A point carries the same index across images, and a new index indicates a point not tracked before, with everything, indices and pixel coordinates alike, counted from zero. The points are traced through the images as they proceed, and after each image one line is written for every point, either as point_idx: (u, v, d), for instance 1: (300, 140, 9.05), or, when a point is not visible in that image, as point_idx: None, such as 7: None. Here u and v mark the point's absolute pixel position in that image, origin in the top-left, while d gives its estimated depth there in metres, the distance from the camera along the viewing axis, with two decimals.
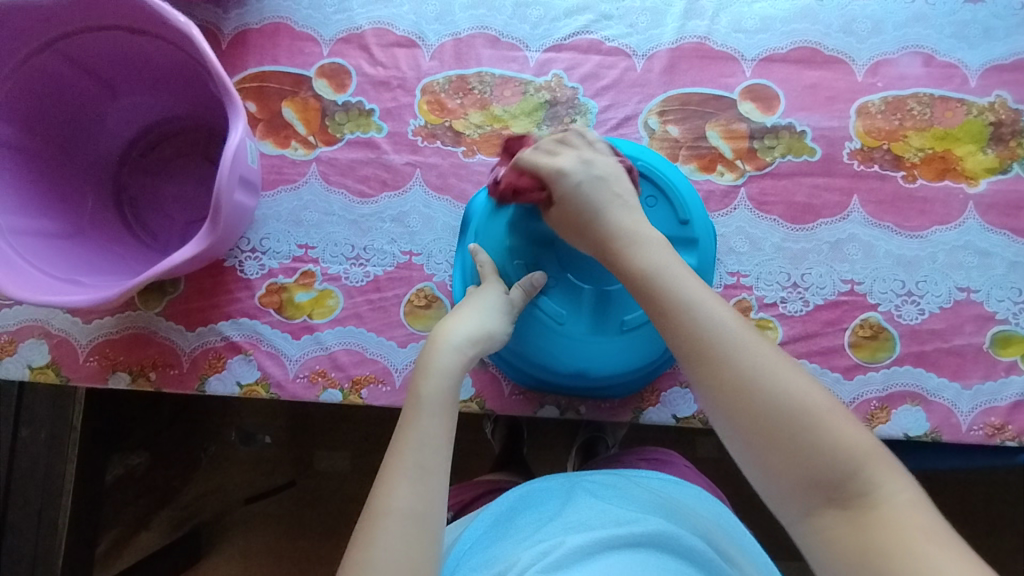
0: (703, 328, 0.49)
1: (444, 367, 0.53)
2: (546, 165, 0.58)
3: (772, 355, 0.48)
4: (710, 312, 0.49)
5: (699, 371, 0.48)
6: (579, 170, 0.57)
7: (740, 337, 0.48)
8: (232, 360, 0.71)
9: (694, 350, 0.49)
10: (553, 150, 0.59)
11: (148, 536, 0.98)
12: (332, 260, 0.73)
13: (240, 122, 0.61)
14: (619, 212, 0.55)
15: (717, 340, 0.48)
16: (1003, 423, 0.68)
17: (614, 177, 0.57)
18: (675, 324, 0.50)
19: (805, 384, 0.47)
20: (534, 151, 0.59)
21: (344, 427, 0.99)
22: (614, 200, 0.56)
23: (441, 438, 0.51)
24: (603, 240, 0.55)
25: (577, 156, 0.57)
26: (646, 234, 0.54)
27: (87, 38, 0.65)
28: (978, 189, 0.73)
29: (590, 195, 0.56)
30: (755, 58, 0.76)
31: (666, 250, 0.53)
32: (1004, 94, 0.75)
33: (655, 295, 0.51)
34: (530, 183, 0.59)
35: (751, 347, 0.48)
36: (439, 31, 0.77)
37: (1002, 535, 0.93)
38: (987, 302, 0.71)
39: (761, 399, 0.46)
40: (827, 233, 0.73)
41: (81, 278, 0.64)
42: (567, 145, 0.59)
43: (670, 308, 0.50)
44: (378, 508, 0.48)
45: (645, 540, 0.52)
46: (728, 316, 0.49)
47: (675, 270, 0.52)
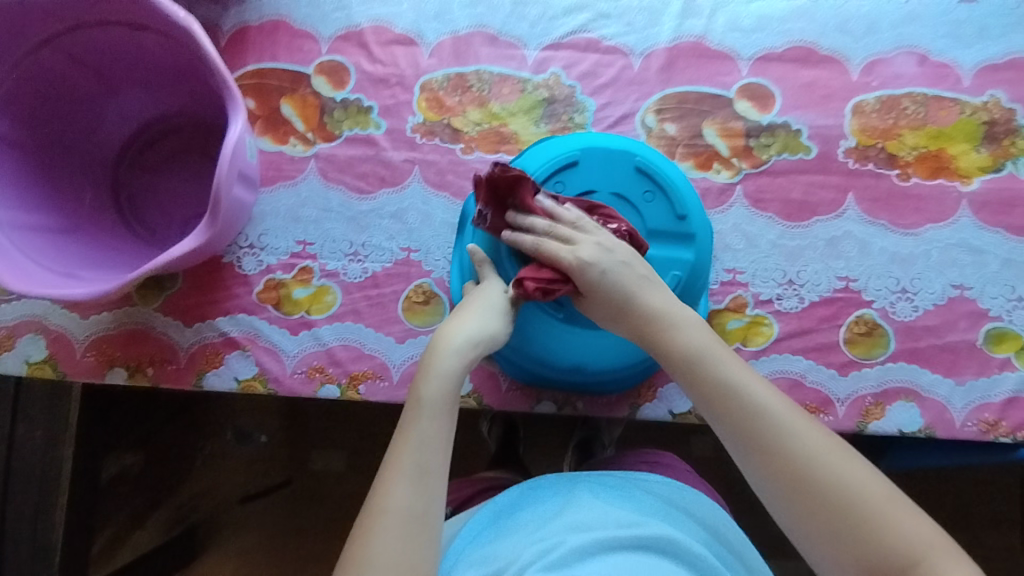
0: (752, 417, 0.51)
1: (445, 370, 0.53)
2: (571, 257, 0.56)
3: (818, 440, 0.50)
4: (756, 398, 0.51)
5: (751, 458, 0.50)
6: (601, 258, 0.56)
7: (788, 424, 0.50)
8: (230, 356, 0.71)
9: (743, 437, 0.51)
10: (569, 239, 0.57)
11: (142, 536, 0.97)
12: (331, 256, 0.73)
13: (239, 117, 0.61)
14: (658, 296, 0.56)
15: (766, 429, 0.50)
16: (997, 419, 0.69)
17: (641, 262, 0.57)
18: (723, 411, 0.52)
19: (853, 469, 0.48)
20: (551, 243, 0.57)
21: (340, 426, 0.99)
22: (647, 282, 0.57)
23: (441, 440, 0.51)
24: (647, 327, 0.56)
25: (596, 244, 0.57)
26: (684, 315, 0.56)
27: (88, 33, 0.65)
28: (972, 187, 0.74)
29: (622, 285, 0.56)
30: (752, 57, 0.76)
31: (707, 333, 0.55)
32: (998, 93, 0.75)
33: (703, 379, 0.53)
34: (552, 278, 0.57)
35: (799, 434, 0.50)
36: (438, 29, 0.77)
37: (994, 533, 0.94)
38: (981, 299, 0.72)
39: (813, 487, 0.48)
40: (823, 230, 0.73)
41: (80, 273, 0.64)
42: (580, 231, 0.57)
43: (718, 393, 0.52)
44: (375, 507, 0.48)
45: (648, 543, 0.52)
46: (774, 402, 0.51)
47: (717, 352, 0.54)
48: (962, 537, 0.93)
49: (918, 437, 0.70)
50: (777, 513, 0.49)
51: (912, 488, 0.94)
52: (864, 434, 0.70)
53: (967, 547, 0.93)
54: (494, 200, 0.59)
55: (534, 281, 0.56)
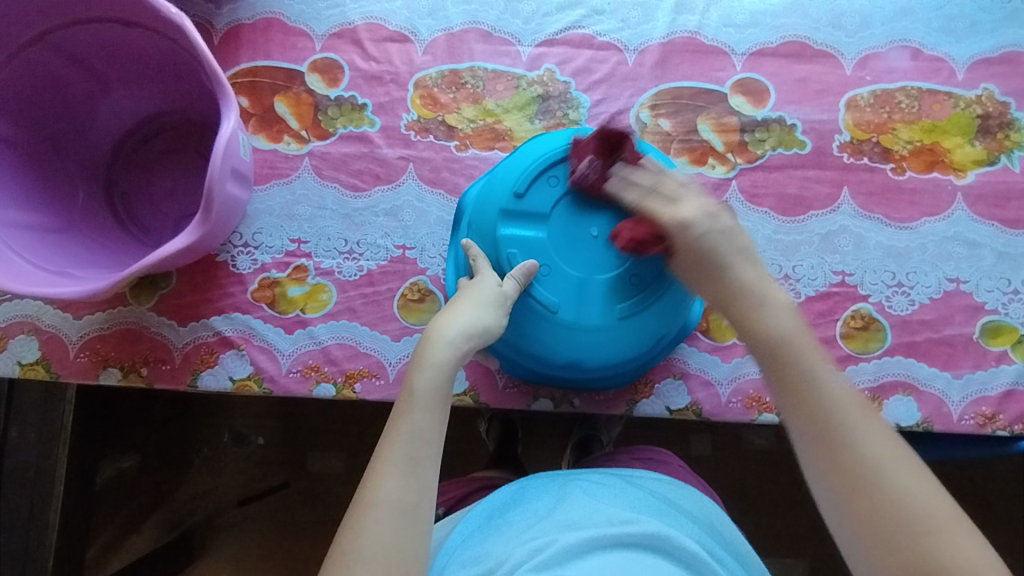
0: (830, 408, 0.46)
1: (438, 362, 0.52)
2: (671, 215, 0.54)
3: (889, 443, 0.45)
4: (832, 384, 0.47)
5: (815, 439, 0.46)
6: (703, 219, 0.53)
7: (859, 418, 0.46)
8: (225, 355, 0.71)
9: (814, 429, 0.46)
10: (673, 198, 0.56)
11: (138, 540, 0.97)
12: (325, 254, 0.73)
13: (231, 112, 0.60)
14: (743, 269, 0.53)
15: (837, 415, 0.46)
16: (994, 412, 0.69)
17: (739, 232, 0.54)
18: (799, 396, 0.47)
19: (925, 484, 0.44)
20: (654, 199, 0.56)
21: (336, 427, 0.99)
22: (736, 252, 0.53)
23: (433, 432, 0.50)
24: (727, 293, 0.53)
25: (702, 205, 0.55)
26: (775, 297, 0.52)
27: (79, 30, 0.65)
28: (967, 181, 0.74)
29: (711, 245, 0.53)
30: (745, 53, 0.77)
31: (794, 314, 0.51)
32: (991, 87, 0.76)
33: (784, 362, 0.49)
34: (651, 233, 0.58)
35: (869, 431, 0.46)
36: (431, 26, 0.77)
37: (994, 528, 0.94)
38: (977, 293, 0.72)
39: (877, 490, 0.43)
40: (818, 225, 0.73)
41: (72, 271, 0.64)
42: (688, 192, 0.56)
43: (798, 376, 0.48)
44: (366, 499, 0.47)
45: (639, 541, 0.51)
46: (848, 392, 0.47)
47: (803, 339, 0.49)
48: None
49: (915, 431, 0.70)
50: (828, 506, 0.45)
51: None
52: None
53: None
54: (604, 153, 0.61)
55: (631, 233, 0.59)
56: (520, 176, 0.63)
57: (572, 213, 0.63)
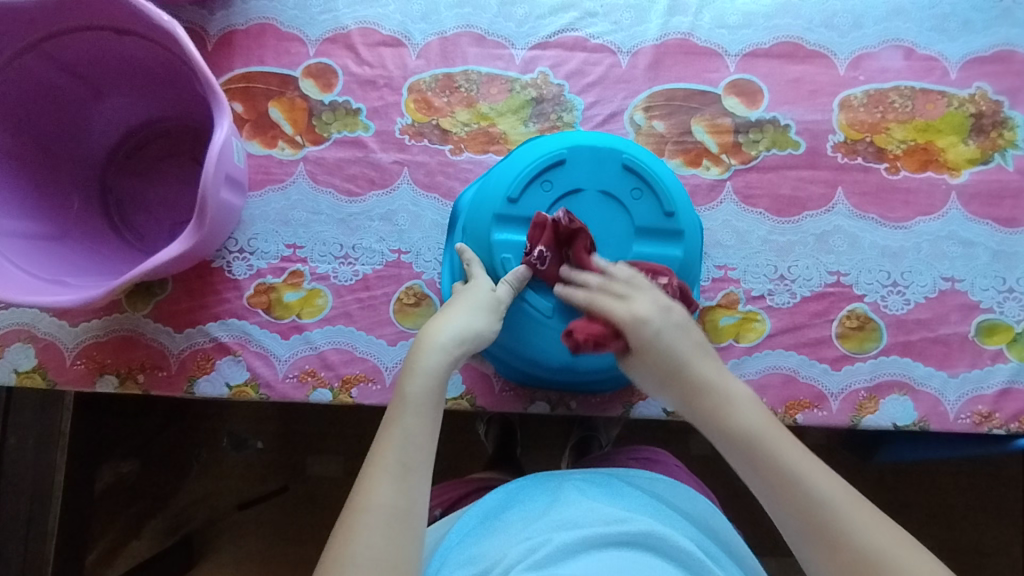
0: (814, 496, 0.48)
1: (429, 368, 0.53)
2: (622, 313, 0.55)
3: (884, 529, 0.47)
4: (815, 477, 0.49)
5: (812, 538, 0.48)
6: (656, 316, 0.55)
7: (849, 508, 0.48)
8: (221, 361, 0.71)
9: (803, 518, 0.48)
10: (623, 294, 0.57)
11: (138, 546, 0.96)
12: (321, 260, 0.73)
13: (225, 120, 0.60)
14: (704, 366, 0.55)
15: (826, 510, 0.48)
16: (991, 411, 0.69)
17: (693, 326, 0.56)
18: (783, 488, 0.49)
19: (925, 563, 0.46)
20: (605, 296, 0.57)
21: (335, 431, 0.99)
22: (694, 350, 0.55)
23: (425, 437, 0.51)
24: (696, 396, 0.54)
25: (653, 300, 0.56)
26: (735, 389, 0.54)
27: (72, 38, 0.65)
28: (961, 179, 0.74)
29: (671, 347, 0.55)
30: (738, 54, 0.77)
31: (759, 408, 0.53)
32: (984, 86, 0.76)
33: (762, 460, 0.51)
34: (604, 331, 0.56)
35: (862, 520, 0.47)
36: (425, 30, 0.77)
37: (993, 525, 0.94)
38: (972, 291, 0.72)
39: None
40: (813, 225, 0.73)
41: (67, 279, 0.64)
42: (636, 288, 0.57)
43: (778, 471, 0.50)
44: (358, 504, 0.47)
45: (634, 541, 0.51)
46: (833, 481, 0.49)
47: (771, 429, 0.52)
48: (958, 531, 0.93)
49: (912, 430, 0.70)
50: None
51: (909, 483, 0.94)
52: (858, 428, 0.70)
53: (964, 540, 0.93)
54: (557, 246, 0.60)
55: (584, 332, 0.56)
56: (513, 180, 0.63)
57: None
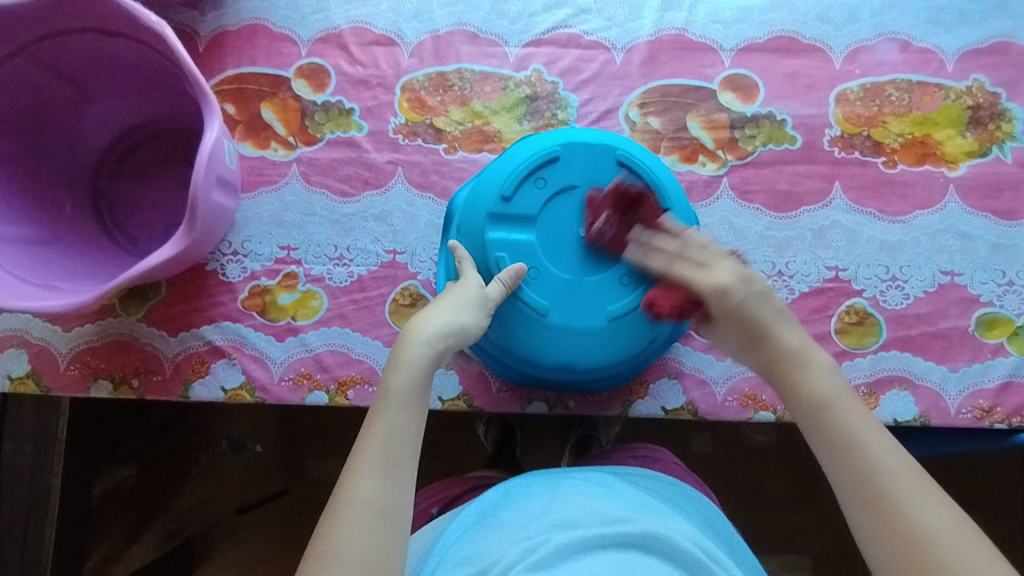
0: (877, 475, 0.47)
1: (412, 362, 0.52)
2: (694, 279, 0.56)
3: (945, 515, 0.45)
4: (880, 450, 0.48)
5: (864, 508, 0.47)
6: (737, 286, 0.55)
7: (911, 487, 0.46)
8: (216, 364, 0.70)
9: (860, 488, 0.47)
10: (701, 263, 0.57)
11: (138, 551, 0.94)
12: (315, 261, 0.73)
13: (215, 120, 0.60)
14: (783, 332, 0.55)
15: (886, 484, 0.46)
16: (992, 405, 0.69)
17: (774, 295, 0.56)
18: (845, 461, 0.48)
19: (980, 556, 0.43)
20: (681, 264, 0.58)
21: (334, 433, 0.98)
22: (774, 316, 0.55)
23: (410, 432, 0.50)
24: (773, 357, 0.55)
25: (734, 269, 0.56)
26: (818, 357, 0.54)
27: (62, 41, 0.64)
28: (958, 172, 0.73)
29: (745, 311, 0.55)
30: (733, 49, 0.76)
31: (841, 379, 0.53)
32: (982, 78, 0.75)
33: (830, 424, 0.50)
34: (683, 300, 0.58)
35: (923, 501, 0.46)
36: (417, 28, 0.77)
37: (997, 520, 0.93)
38: (972, 285, 0.71)
39: (932, 560, 0.43)
40: (810, 220, 0.73)
41: (58, 284, 0.63)
42: (715, 255, 0.57)
43: (844, 444, 0.49)
44: (342, 499, 0.47)
45: (630, 540, 0.50)
46: (900, 458, 0.48)
47: (846, 401, 0.51)
48: None
49: (913, 426, 0.69)
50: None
51: None
52: None
53: None
54: (619, 211, 0.61)
55: (668, 303, 0.59)
56: (506, 179, 0.62)
57: (559, 217, 0.63)
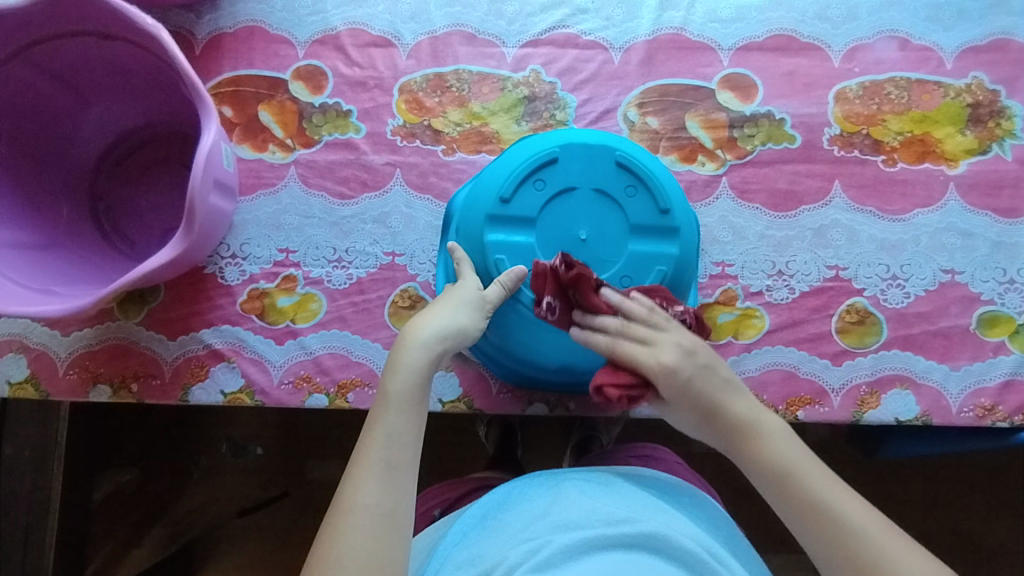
0: (851, 536, 0.48)
1: (410, 365, 0.52)
2: (648, 360, 0.56)
3: (919, 562, 0.47)
4: (847, 507, 0.49)
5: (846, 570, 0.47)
6: (683, 364, 0.55)
7: (883, 540, 0.47)
8: (216, 368, 0.70)
9: (839, 551, 0.48)
10: (645, 340, 0.57)
11: (139, 555, 0.95)
12: (314, 264, 0.72)
13: (213, 124, 0.60)
14: (737, 402, 0.55)
15: (860, 542, 0.48)
16: (993, 404, 0.68)
17: (720, 366, 0.56)
18: (817, 528, 0.49)
19: None
20: (627, 342, 0.57)
21: (334, 436, 0.98)
22: (725, 387, 0.55)
23: (410, 435, 0.50)
24: (730, 433, 0.54)
25: (677, 345, 0.56)
26: (771, 424, 0.54)
27: (58, 45, 0.64)
28: (958, 170, 0.73)
29: (698, 389, 0.55)
30: (732, 48, 0.76)
31: (792, 439, 0.53)
32: (981, 75, 0.75)
33: (794, 489, 0.50)
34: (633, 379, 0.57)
35: (896, 552, 0.47)
36: (414, 30, 0.77)
37: (999, 519, 0.93)
38: (973, 283, 0.71)
39: None
40: (810, 219, 0.73)
41: (57, 288, 0.63)
42: (658, 331, 0.57)
43: (814, 510, 0.49)
44: (343, 503, 0.47)
45: (633, 541, 0.50)
46: (867, 512, 0.49)
47: (806, 465, 0.51)
48: (963, 526, 0.93)
49: (914, 425, 0.69)
50: None
51: (914, 478, 0.93)
52: (860, 424, 0.69)
53: (968, 534, 0.93)
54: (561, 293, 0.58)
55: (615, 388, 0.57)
56: (505, 180, 0.62)
57: (558, 218, 0.63)
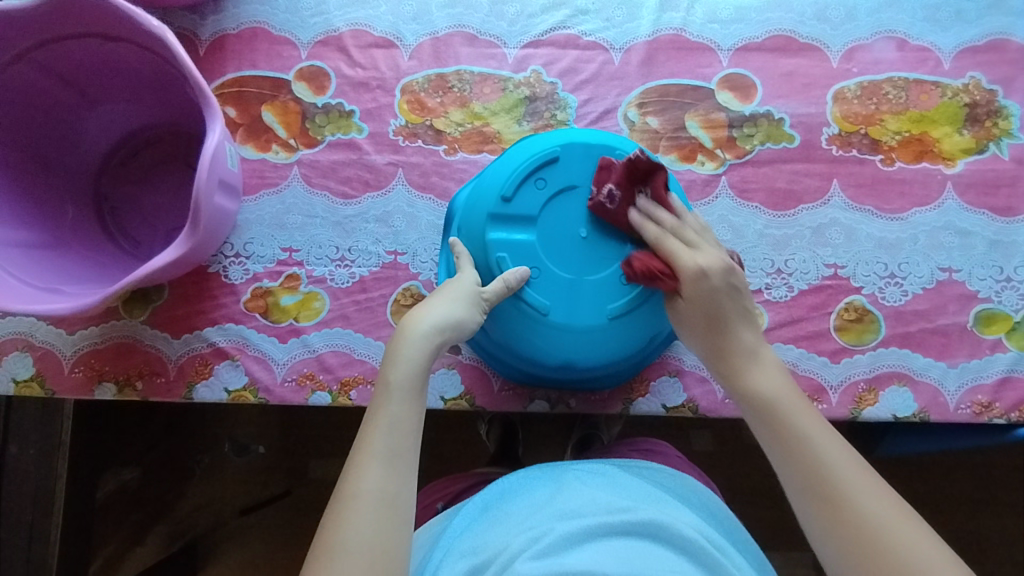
0: (823, 463, 0.49)
1: (411, 355, 0.53)
2: (689, 260, 0.58)
3: (890, 504, 0.47)
4: (826, 445, 0.50)
5: (816, 504, 0.48)
6: (719, 273, 0.57)
7: (857, 480, 0.48)
8: (220, 366, 0.71)
9: (812, 482, 0.49)
10: (692, 244, 0.59)
11: (142, 552, 0.95)
12: (317, 262, 0.73)
13: (217, 123, 0.60)
14: (740, 329, 0.57)
15: (835, 477, 0.48)
16: (990, 401, 0.69)
17: (745, 293, 0.58)
18: (791, 451, 0.51)
19: (928, 539, 0.46)
20: (673, 239, 0.59)
21: (337, 434, 0.99)
22: (740, 312, 0.57)
23: (410, 423, 0.50)
24: (728, 353, 0.57)
25: (720, 257, 0.58)
26: (766, 356, 0.56)
27: (63, 47, 0.65)
28: (956, 170, 0.74)
29: (716, 300, 0.56)
30: (731, 48, 0.77)
31: (783, 375, 0.55)
32: (978, 75, 0.76)
33: (777, 419, 0.52)
34: (663, 270, 0.59)
35: (869, 491, 0.48)
36: (417, 30, 0.77)
37: (997, 516, 0.94)
38: (970, 282, 0.72)
39: (880, 545, 0.45)
40: (809, 218, 0.73)
41: (63, 287, 0.64)
42: (706, 242, 0.59)
43: (790, 436, 0.51)
44: (347, 490, 0.47)
45: (634, 528, 0.51)
46: (846, 452, 0.50)
47: (790, 398, 0.53)
48: (960, 523, 0.93)
49: (912, 422, 0.70)
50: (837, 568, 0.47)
51: (912, 475, 0.94)
52: (858, 421, 0.70)
53: (966, 532, 0.93)
54: (630, 183, 0.61)
55: (645, 263, 0.59)
56: (507, 179, 0.63)
57: (560, 217, 0.63)
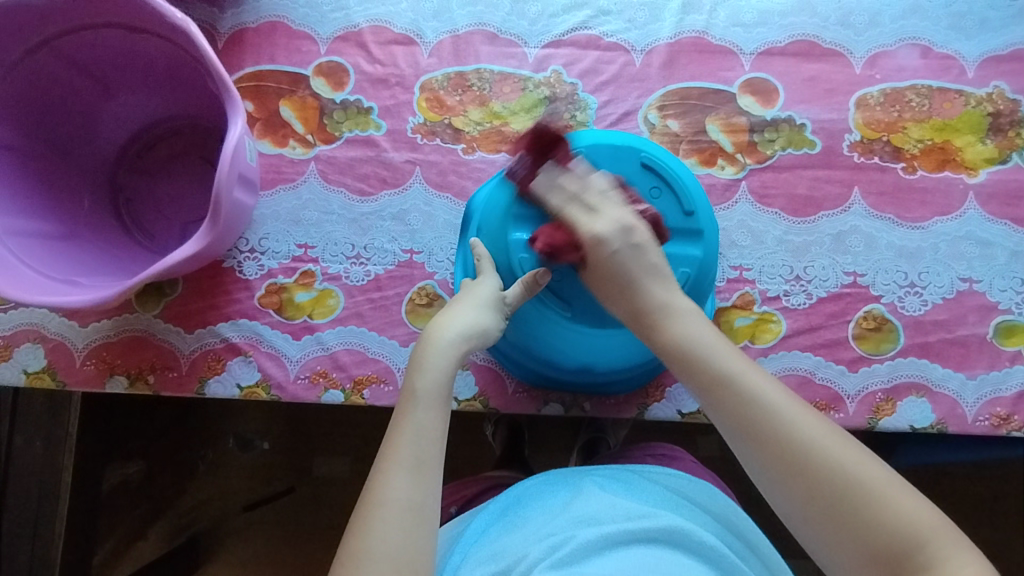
0: (750, 405, 0.49)
1: (438, 365, 0.52)
2: (585, 230, 0.56)
3: (816, 428, 0.48)
4: (749, 382, 0.50)
5: (749, 446, 0.48)
6: (616, 237, 0.55)
7: (783, 411, 0.48)
8: (232, 361, 0.70)
9: (741, 423, 0.49)
10: (593, 208, 0.57)
11: (146, 546, 0.95)
12: (332, 260, 0.72)
13: (239, 118, 0.60)
14: (652, 282, 0.55)
15: (761, 414, 0.48)
16: (1009, 413, 0.68)
17: (649, 245, 0.56)
18: (719, 399, 0.50)
19: (852, 456, 0.46)
20: (574, 208, 0.57)
21: (344, 432, 0.98)
22: (647, 268, 0.55)
23: (436, 432, 0.50)
24: (643, 310, 0.55)
25: (618, 221, 0.56)
26: (681, 305, 0.55)
27: (84, 36, 0.64)
28: (978, 179, 0.73)
29: (624, 263, 0.55)
30: (754, 52, 0.76)
31: (701, 320, 0.54)
32: (1002, 85, 0.75)
33: (700, 366, 0.51)
34: (565, 239, 0.57)
35: (794, 420, 0.48)
36: (437, 28, 0.77)
37: (1006, 528, 0.93)
38: (990, 292, 0.71)
39: (811, 472, 0.46)
40: (830, 225, 0.73)
41: (79, 279, 0.63)
42: (607, 203, 0.57)
43: (717, 382, 0.50)
44: (373, 498, 0.47)
45: (657, 539, 0.50)
46: (769, 384, 0.50)
47: (713, 341, 0.52)
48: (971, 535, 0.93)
49: (929, 433, 0.69)
50: (772, 496, 0.48)
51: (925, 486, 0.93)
52: (875, 431, 0.69)
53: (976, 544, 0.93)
54: (534, 153, 0.59)
55: (545, 238, 0.57)
56: None
57: None
